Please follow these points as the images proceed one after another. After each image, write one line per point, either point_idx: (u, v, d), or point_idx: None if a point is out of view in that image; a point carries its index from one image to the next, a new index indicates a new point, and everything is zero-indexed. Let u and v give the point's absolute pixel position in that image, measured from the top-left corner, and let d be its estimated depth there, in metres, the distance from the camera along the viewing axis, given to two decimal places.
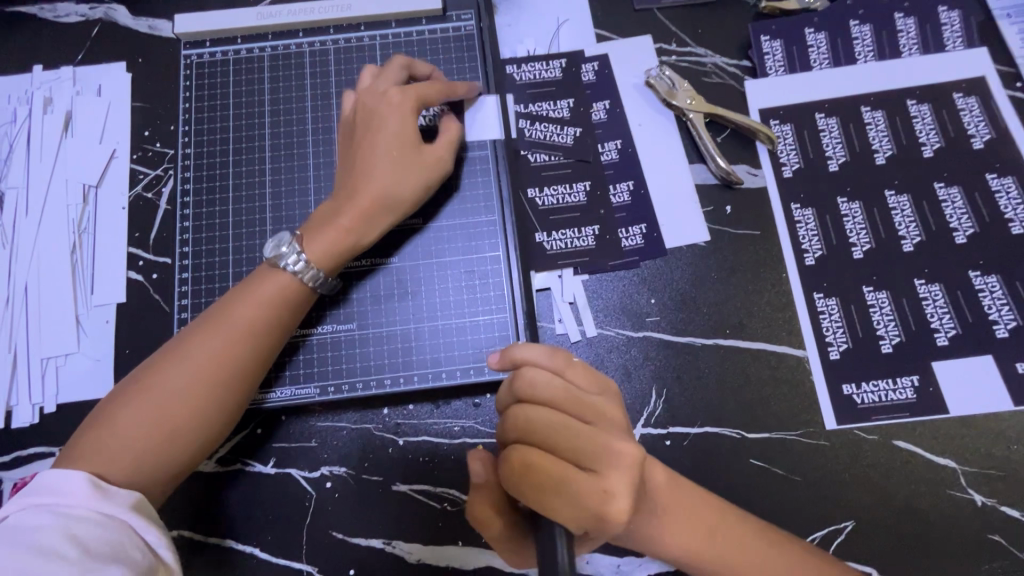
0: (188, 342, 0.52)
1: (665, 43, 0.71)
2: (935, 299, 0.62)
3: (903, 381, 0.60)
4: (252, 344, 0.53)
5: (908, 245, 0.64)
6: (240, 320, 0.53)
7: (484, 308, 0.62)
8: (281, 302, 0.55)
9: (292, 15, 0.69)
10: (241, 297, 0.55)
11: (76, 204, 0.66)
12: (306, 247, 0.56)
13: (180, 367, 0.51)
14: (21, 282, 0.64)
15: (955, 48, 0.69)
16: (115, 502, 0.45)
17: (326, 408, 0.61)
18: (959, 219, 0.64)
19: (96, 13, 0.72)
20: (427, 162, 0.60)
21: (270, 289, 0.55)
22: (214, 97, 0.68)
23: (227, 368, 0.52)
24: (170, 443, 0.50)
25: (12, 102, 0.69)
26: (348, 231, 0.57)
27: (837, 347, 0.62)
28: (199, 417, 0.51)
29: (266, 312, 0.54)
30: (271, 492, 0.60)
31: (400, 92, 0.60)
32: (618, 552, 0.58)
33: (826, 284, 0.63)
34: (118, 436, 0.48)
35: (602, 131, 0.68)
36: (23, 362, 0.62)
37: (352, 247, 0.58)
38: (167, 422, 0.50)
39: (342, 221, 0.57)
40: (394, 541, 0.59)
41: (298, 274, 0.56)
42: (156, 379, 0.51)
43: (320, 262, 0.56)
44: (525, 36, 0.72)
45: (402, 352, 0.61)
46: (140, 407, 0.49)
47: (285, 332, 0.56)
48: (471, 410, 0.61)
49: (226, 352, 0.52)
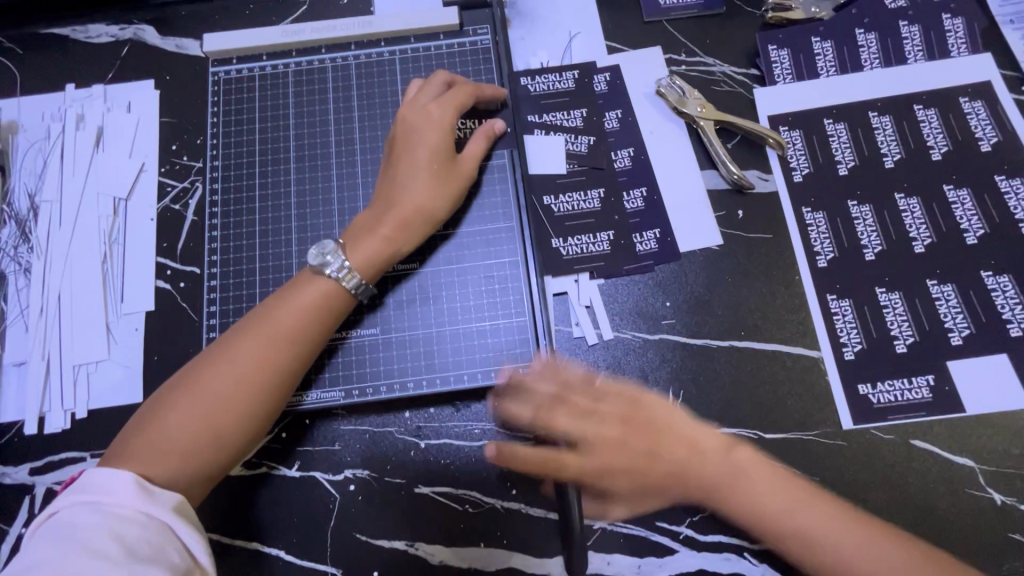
0: (229, 347, 0.54)
1: (675, 53, 0.73)
2: (948, 299, 0.63)
3: (918, 381, 0.61)
4: (291, 350, 0.55)
5: (919, 247, 0.65)
6: (281, 324, 0.55)
7: (504, 311, 0.64)
8: (321, 308, 0.57)
9: (314, 32, 0.71)
10: (282, 304, 0.56)
11: (107, 215, 0.69)
12: (350, 255, 0.58)
13: (224, 370, 0.52)
14: (55, 291, 0.66)
15: (960, 53, 0.71)
16: (157, 503, 0.46)
17: (349, 412, 0.63)
18: (969, 220, 0.65)
19: (126, 33, 0.75)
20: (459, 174, 0.63)
21: (309, 296, 0.57)
22: (239, 112, 0.70)
23: (269, 372, 0.53)
24: (213, 444, 0.51)
25: (46, 120, 0.72)
26: (387, 241, 0.59)
27: (852, 347, 0.62)
28: (240, 419, 0.52)
29: (308, 318, 0.56)
30: (295, 495, 0.61)
31: (440, 107, 0.63)
32: (637, 552, 0.59)
33: (839, 285, 0.64)
34: (162, 439, 0.50)
35: (615, 139, 0.70)
36: (55, 368, 0.64)
37: (392, 255, 0.60)
38: (211, 423, 0.51)
39: (383, 230, 0.59)
40: (416, 543, 0.59)
41: (340, 279, 0.57)
42: (200, 382, 0.52)
43: (364, 272, 0.59)
44: (539, 49, 0.74)
45: (425, 356, 0.63)
46: (186, 409, 0.51)
47: (325, 336, 0.57)
48: (491, 413, 0.62)
49: (265, 358, 0.53)
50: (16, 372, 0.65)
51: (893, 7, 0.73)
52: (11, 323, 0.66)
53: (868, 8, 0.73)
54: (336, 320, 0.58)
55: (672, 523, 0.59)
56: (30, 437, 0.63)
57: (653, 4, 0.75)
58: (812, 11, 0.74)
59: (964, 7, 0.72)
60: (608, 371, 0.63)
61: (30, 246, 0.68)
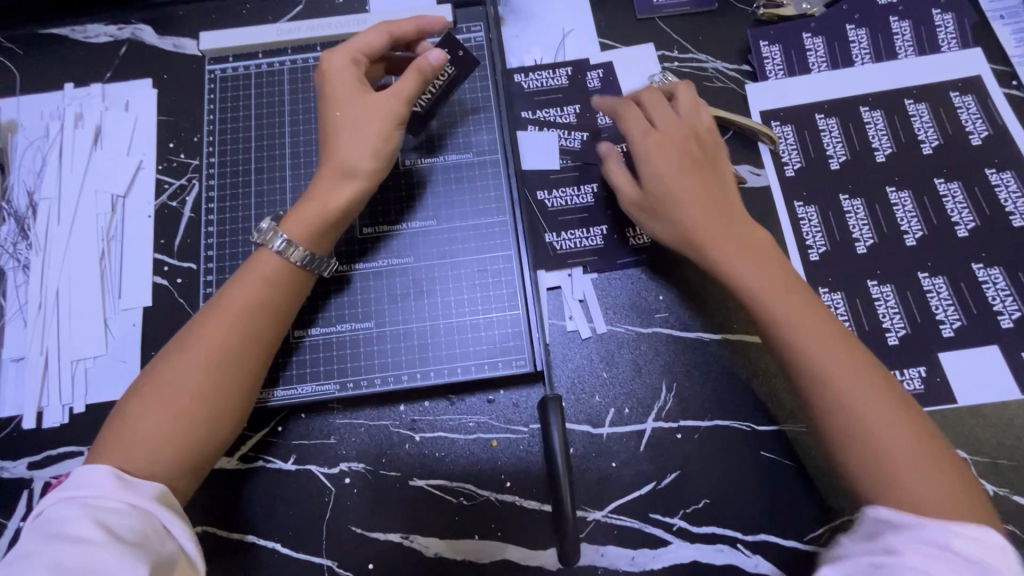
0: (189, 333, 0.54)
1: (667, 50, 0.74)
2: (939, 292, 0.63)
3: (910, 374, 0.61)
4: (250, 323, 0.54)
5: (910, 240, 0.65)
6: (238, 301, 0.55)
7: (497, 305, 0.64)
8: (276, 284, 0.56)
9: (310, 31, 0.72)
10: (236, 282, 0.56)
11: (105, 212, 0.69)
12: (286, 228, 0.57)
13: (186, 360, 0.52)
14: (53, 287, 0.67)
15: (951, 48, 0.71)
16: (139, 492, 0.46)
17: (344, 405, 0.63)
18: (960, 214, 0.65)
19: (124, 33, 0.76)
20: (386, 114, 0.59)
21: (263, 271, 0.56)
22: (236, 109, 0.71)
23: (231, 354, 0.53)
24: (188, 435, 0.50)
25: (45, 118, 0.73)
26: (319, 204, 0.58)
27: None
28: (211, 398, 0.52)
29: (263, 291, 0.56)
30: (291, 489, 0.61)
31: (337, 57, 0.61)
32: (632, 544, 0.59)
33: (831, 279, 0.65)
34: (136, 431, 0.49)
35: (608, 135, 0.70)
36: (53, 364, 0.65)
37: (325, 215, 0.58)
38: (182, 407, 0.51)
39: (315, 196, 0.58)
40: (411, 536, 0.60)
41: (285, 254, 0.56)
42: (163, 375, 0.52)
43: (300, 238, 0.57)
44: (532, 46, 0.74)
45: (419, 349, 0.63)
46: (154, 405, 0.50)
47: (285, 307, 0.57)
48: (485, 406, 0.63)
49: (225, 333, 0.53)
50: (15, 367, 0.65)
51: (884, 3, 0.73)
52: (10, 319, 0.66)
53: (858, 4, 0.74)
54: (296, 298, 0.58)
55: (666, 515, 0.60)
56: (29, 433, 0.63)
57: (646, 1, 0.75)
58: (803, 7, 0.75)
59: (954, 3, 0.73)
60: (601, 364, 0.64)
61: (29, 243, 0.69)
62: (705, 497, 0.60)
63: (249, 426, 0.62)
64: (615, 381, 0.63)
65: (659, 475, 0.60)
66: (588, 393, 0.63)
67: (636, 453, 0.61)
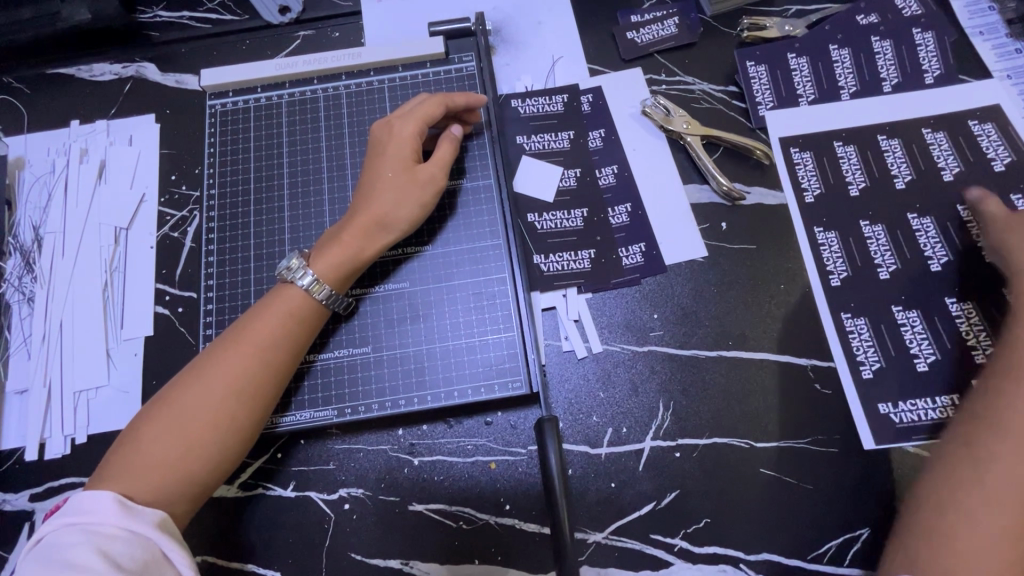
0: (206, 363, 0.54)
1: (654, 74, 0.76)
2: (968, 316, 0.63)
3: (912, 404, 0.61)
4: (265, 357, 0.55)
5: (933, 265, 0.65)
6: (256, 335, 0.56)
7: (493, 327, 0.65)
8: (300, 318, 0.58)
9: (307, 64, 0.74)
10: (257, 314, 0.57)
11: (108, 244, 0.71)
12: (313, 264, 0.59)
13: (204, 386, 0.53)
14: (57, 318, 0.68)
15: (929, 69, 0.73)
16: (140, 518, 0.47)
17: (343, 431, 0.63)
18: (929, 247, 0.66)
19: (128, 71, 0.78)
20: (426, 177, 0.63)
21: (283, 305, 0.58)
22: (236, 141, 0.73)
23: (249, 382, 0.54)
24: (194, 465, 0.51)
25: (52, 155, 0.75)
26: (345, 245, 0.60)
27: (869, 366, 0.62)
28: (218, 433, 0.52)
29: (279, 326, 0.57)
30: (290, 516, 0.61)
31: (404, 124, 0.64)
32: (634, 566, 0.59)
33: (854, 303, 0.65)
34: (142, 457, 0.50)
35: (599, 158, 0.72)
36: (57, 395, 0.66)
37: (355, 261, 0.61)
38: (189, 437, 0.51)
39: (343, 238, 0.61)
40: (411, 562, 0.59)
41: (310, 290, 0.58)
42: (177, 401, 0.52)
43: (326, 278, 0.59)
44: (523, 73, 0.76)
45: (416, 373, 0.64)
46: (164, 432, 0.51)
47: (300, 345, 0.58)
48: (483, 428, 0.63)
49: (237, 368, 0.54)
50: (19, 400, 0.66)
51: (865, 23, 0.75)
52: (15, 351, 0.68)
53: (840, 23, 0.75)
54: (312, 331, 0.59)
55: (667, 536, 0.59)
56: (31, 464, 0.64)
57: (630, 44, 0.76)
58: (786, 29, 0.76)
59: (935, 20, 0.75)
60: (598, 384, 0.64)
61: (34, 276, 0.70)
62: (706, 516, 0.60)
63: (250, 453, 0.63)
64: (613, 401, 0.63)
65: (659, 495, 0.60)
66: (585, 413, 0.63)
67: (635, 474, 0.61)
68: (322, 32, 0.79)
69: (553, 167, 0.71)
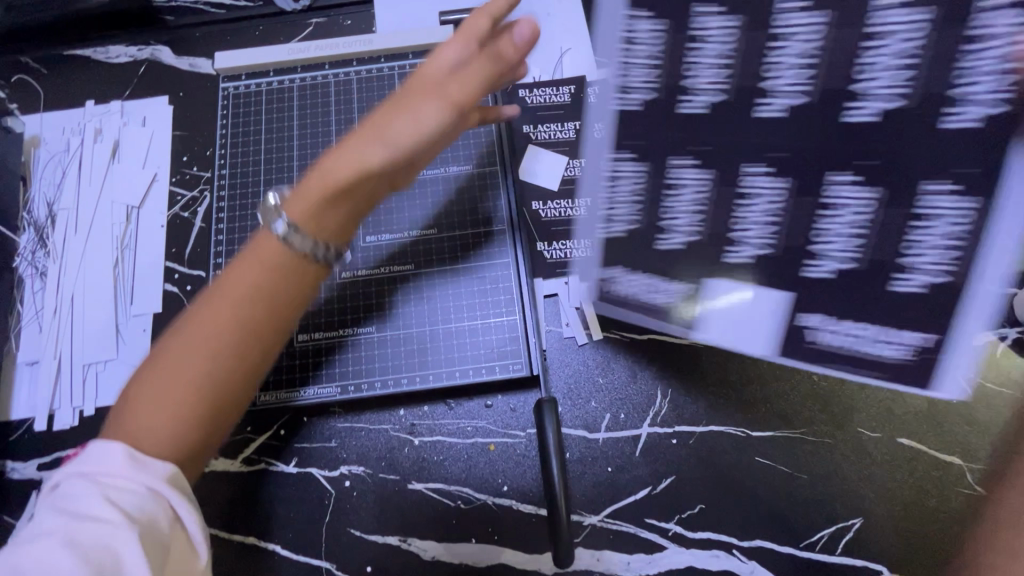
0: (192, 317, 0.47)
1: None
2: (765, 197, 0.48)
3: (638, 278, 0.51)
4: (250, 312, 0.47)
5: (854, 114, 0.45)
6: (241, 285, 0.48)
7: (495, 310, 0.66)
8: (282, 269, 0.49)
9: (319, 49, 0.75)
10: (241, 263, 0.49)
11: (120, 222, 0.72)
12: (287, 207, 0.50)
13: (189, 344, 0.46)
14: (69, 292, 0.70)
15: None
16: (149, 471, 0.43)
17: (345, 409, 0.64)
18: (704, 76, 0.47)
19: (143, 53, 0.79)
20: (438, 92, 0.51)
21: (270, 252, 0.49)
22: (247, 123, 0.74)
23: (237, 342, 0.47)
24: (189, 432, 0.45)
25: (67, 134, 0.76)
26: (320, 176, 0.50)
27: (749, 237, 0.48)
28: (213, 397, 0.46)
29: (265, 275, 0.48)
30: (292, 492, 0.62)
31: None
32: (628, 550, 0.60)
33: (702, 143, 0.48)
34: (135, 420, 0.45)
35: None
36: (66, 367, 0.67)
37: (326, 198, 0.49)
38: (180, 400, 0.45)
39: (322, 169, 0.51)
40: (409, 539, 0.61)
41: (287, 240, 0.49)
42: (164, 358, 0.46)
43: (302, 221, 0.49)
44: (531, 64, 0.77)
45: (418, 353, 0.65)
46: (153, 393, 0.45)
47: (286, 297, 0.49)
48: (483, 411, 0.64)
49: (224, 321, 0.46)
50: (30, 370, 0.68)
51: None
52: (27, 323, 0.69)
53: None
54: (304, 283, 0.50)
55: (662, 520, 0.60)
56: (40, 434, 0.65)
57: None
58: None
59: None
60: (598, 370, 0.65)
61: (47, 251, 0.72)
62: (701, 502, 0.60)
63: (255, 429, 0.64)
64: (612, 387, 0.64)
65: (655, 480, 0.61)
66: (584, 398, 0.64)
67: (632, 459, 0.62)
68: (335, 19, 0.80)
69: (558, 156, 0.72)
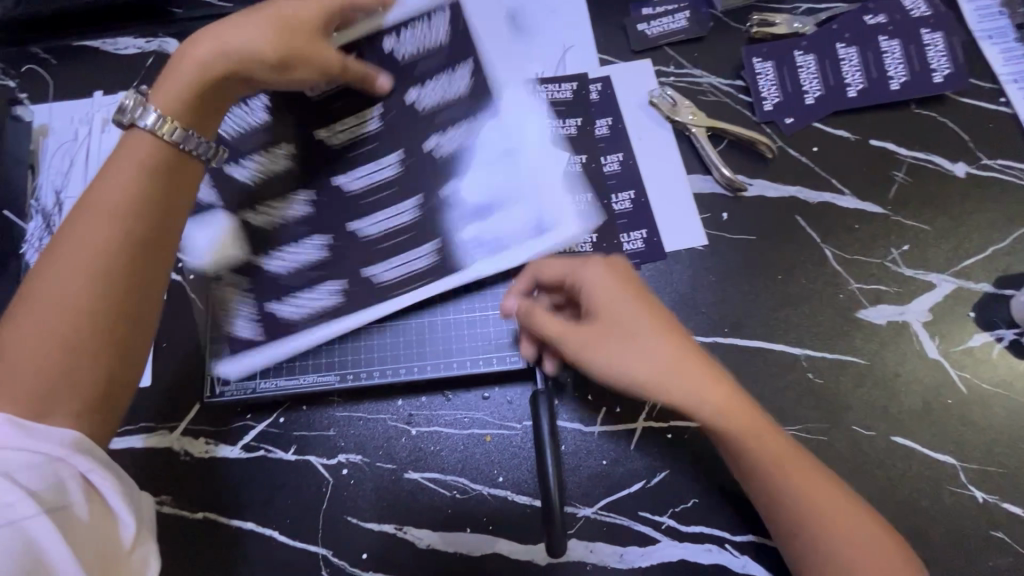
0: (70, 238, 0.52)
1: (663, 66, 0.77)
2: (383, 170, 0.67)
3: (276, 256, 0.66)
4: (114, 230, 0.52)
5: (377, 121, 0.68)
6: (111, 204, 0.53)
7: (494, 303, 0.67)
8: (152, 168, 0.56)
9: None
10: (109, 181, 0.54)
11: None
12: (153, 100, 0.58)
13: (85, 265, 0.51)
14: None
15: (939, 68, 0.73)
16: (38, 438, 0.46)
17: (344, 398, 0.65)
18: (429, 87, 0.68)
19: (151, 46, 0.80)
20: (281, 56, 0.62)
21: (135, 164, 0.55)
22: None
23: (118, 255, 0.52)
24: (90, 350, 0.49)
25: (74, 123, 0.77)
26: (198, 62, 0.60)
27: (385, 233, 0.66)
28: (115, 309, 0.51)
29: (136, 188, 0.54)
30: (289, 480, 0.63)
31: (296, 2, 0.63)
32: (621, 543, 0.60)
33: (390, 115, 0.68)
34: (31, 339, 0.48)
35: (604, 145, 0.73)
36: None
37: (190, 96, 0.59)
38: (67, 317, 0.49)
39: (192, 63, 0.60)
40: (405, 527, 0.61)
41: (156, 130, 0.57)
42: (63, 284, 0.50)
43: (167, 110, 0.58)
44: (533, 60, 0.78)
45: (416, 343, 0.66)
46: (63, 312, 0.49)
47: (143, 210, 0.54)
48: (479, 402, 0.65)
49: (103, 242, 0.52)
50: None
51: (873, 23, 0.76)
52: None
53: (849, 24, 0.76)
54: (144, 184, 0.55)
55: (655, 514, 0.61)
56: None
57: (641, 36, 0.78)
58: (795, 26, 0.77)
59: (945, 22, 0.75)
60: None
61: (53, 238, 0.73)
62: (694, 497, 0.61)
63: (255, 417, 0.65)
64: None
65: (649, 474, 0.62)
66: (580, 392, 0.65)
67: (626, 453, 0.62)
68: None
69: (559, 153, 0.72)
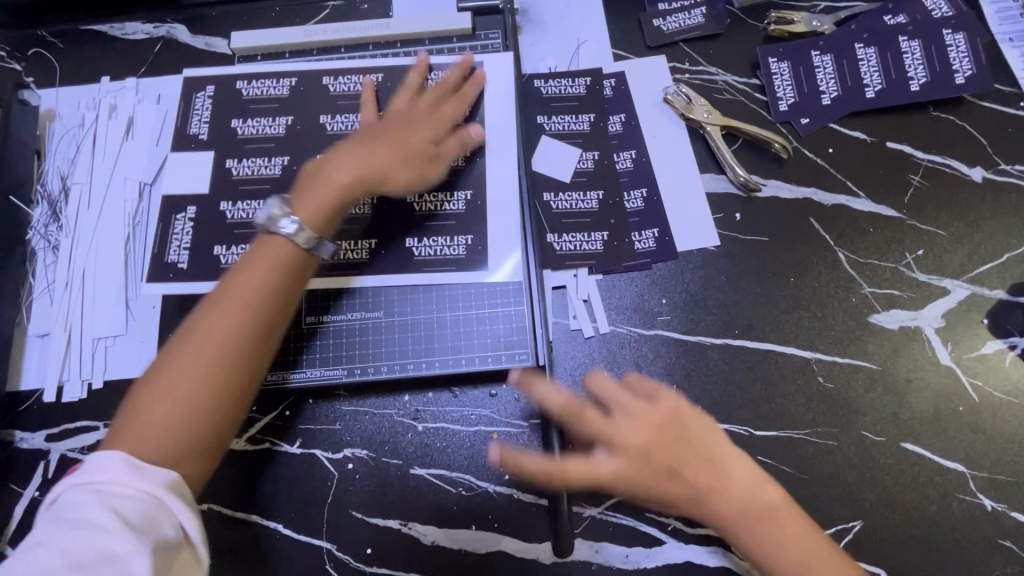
0: (201, 321, 0.50)
1: (678, 62, 0.76)
2: None
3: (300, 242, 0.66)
4: (246, 318, 0.51)
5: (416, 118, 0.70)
6: (245, 291, 0.52)
7: (503, 299, 0.65)
8: (285, 269, 0.54)
9: (335, 32, 0.75)
10: (247, 267, 0.53)
11: (132, 198, 0.72)
12: (298, 212, 0.56)
13: (204, 350, 0.49)
14: (80, 267, 0.70)
15: (959, 70, 0.72)
16: (149, 479, 0.44)
17: (350, 393, 0.65)
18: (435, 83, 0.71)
19: (160, 31, 0.79)
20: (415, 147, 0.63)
21: (270, 258, 0.54)
22: None
23: (244, 347, 0.50)
24: (193, 436, 0.48)
25: (81, 109, 0.76)
26: (342, 183, 0.58)
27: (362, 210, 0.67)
28: (228, 400, 0.49)
29: (268, 281, 0.53)
30: (295, 472, 0.63)
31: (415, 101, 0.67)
32: (627, 543, 0.60)
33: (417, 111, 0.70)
34: (146, 416, 0.47)
35: (617, 142, 0.72)
36: (76, 341, 0.68)
37: (338, 208, 0.58)
38: (179, 402, 0.48)
39: (336, 181, 0.58)
40: (410, 523, 0.61)
41: (294, 239, 0.54)
42: (178, 364, 0.49)
43: (311, 222, 0.56)
44: (547, 54, 0.77)
45: (425, 340, 0.65)
46: (177, 396, 0.48)
47: (277, 307, 0.53)
48: (487, 400, 0.64)
49: (231, 329, 0.50)
50: (40, 342, 0.68)
51: (893, 23, 0.74)
52: (37, 296, 0.70)
53: (869, 23, 0.75)
54: (279, 280, 0.53)
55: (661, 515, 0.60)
56: (49, 406, 0.66)
57: (656, 31, 0.77)
58: (813, 25, 0.76)
59: (967, 23, 0.73)
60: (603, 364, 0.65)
61: (60, 226, 0.72)
62: None
63: (260, 409, 0.64)
64: None
65: None
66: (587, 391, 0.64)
67: None
68: (352, 3, 0.80)
69: (571, 149, 0.71)
